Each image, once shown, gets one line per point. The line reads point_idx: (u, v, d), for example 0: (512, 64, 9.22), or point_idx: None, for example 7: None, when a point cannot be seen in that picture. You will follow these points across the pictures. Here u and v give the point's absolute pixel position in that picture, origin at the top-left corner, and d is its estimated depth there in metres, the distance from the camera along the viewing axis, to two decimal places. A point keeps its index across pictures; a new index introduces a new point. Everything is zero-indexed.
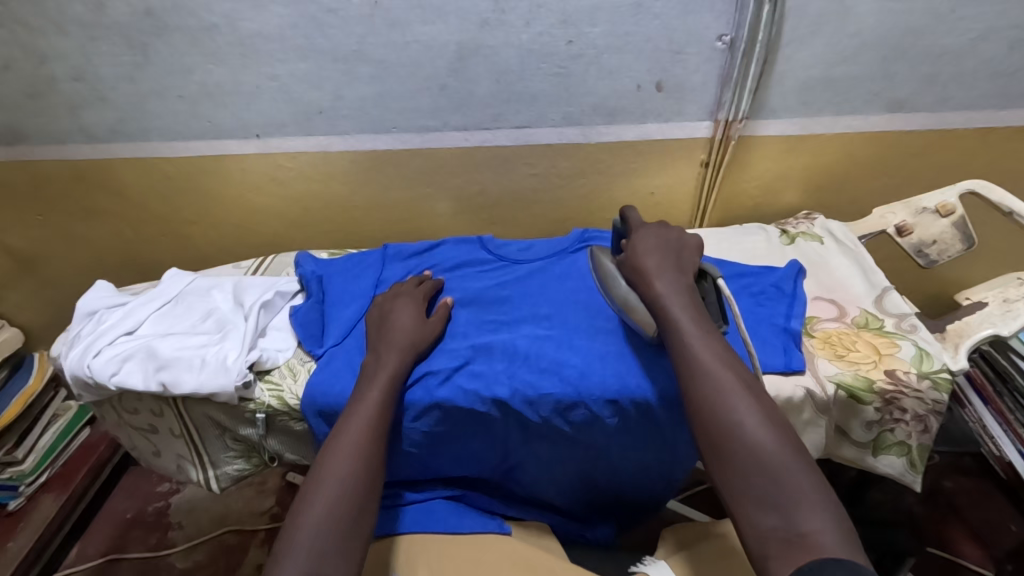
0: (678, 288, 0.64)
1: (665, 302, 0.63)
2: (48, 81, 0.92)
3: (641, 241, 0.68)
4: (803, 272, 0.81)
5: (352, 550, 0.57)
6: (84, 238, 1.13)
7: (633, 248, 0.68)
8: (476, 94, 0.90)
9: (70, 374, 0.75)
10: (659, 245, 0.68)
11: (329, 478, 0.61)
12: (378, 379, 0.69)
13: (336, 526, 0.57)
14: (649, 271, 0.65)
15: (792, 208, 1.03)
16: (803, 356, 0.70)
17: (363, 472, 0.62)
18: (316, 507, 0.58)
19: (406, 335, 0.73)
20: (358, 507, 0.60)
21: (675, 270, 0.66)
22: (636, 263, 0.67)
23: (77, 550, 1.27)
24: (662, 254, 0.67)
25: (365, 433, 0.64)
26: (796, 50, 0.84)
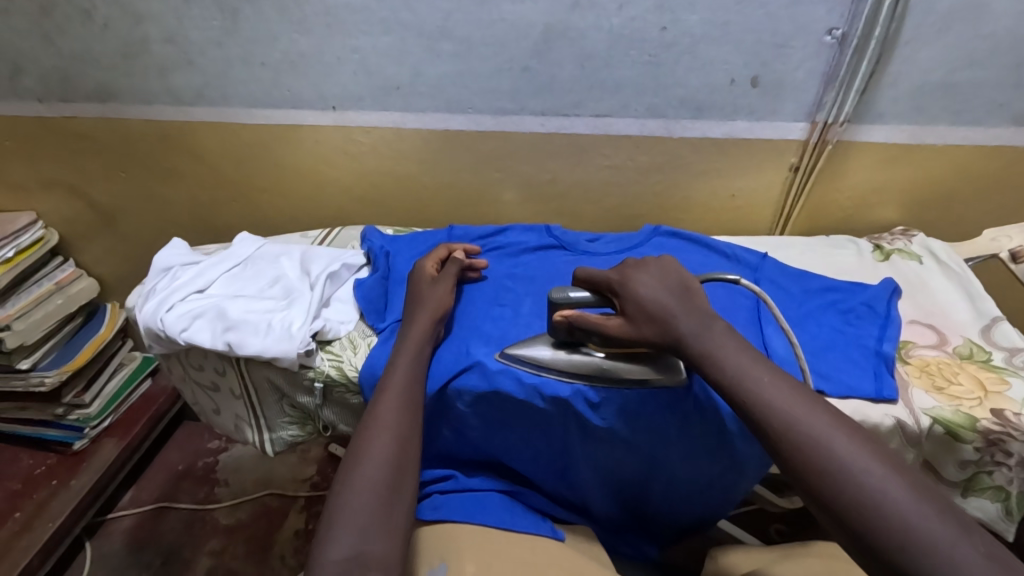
0: (717, 328, 0.58)
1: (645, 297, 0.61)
2: (142, 41, 0.94)
3: (648, 296, 0.61)
4: (898, 292, 0.75)
5: (397, 522, 0.57)
6: (162, 197, 1.17)
7: (636, 300, 0.61)
8: (559, 78, 0.87)
9: (142, 325, 0.77)
10: (661, 282, 0.62)
11: (367, 449, 0.60)
12: (406, 349, 0.69)
13: (381, 502, 0.57)
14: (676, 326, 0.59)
15: (886, 224, 0.95)
16: (896, 383, 0.65)
17: (397, 449, 0.61)
18: (360, 476, 0.58)
19: (430, 303, 0.73)
20: (394, 489, 0.58)
21: (704, 316, 0.59)
22: (654, 317, 0.60)
23: (133, 494, 1.35)
24: (668, 291, 0.61)
25: (398, 408, 0.64)
26: (915, 50, 0.77)
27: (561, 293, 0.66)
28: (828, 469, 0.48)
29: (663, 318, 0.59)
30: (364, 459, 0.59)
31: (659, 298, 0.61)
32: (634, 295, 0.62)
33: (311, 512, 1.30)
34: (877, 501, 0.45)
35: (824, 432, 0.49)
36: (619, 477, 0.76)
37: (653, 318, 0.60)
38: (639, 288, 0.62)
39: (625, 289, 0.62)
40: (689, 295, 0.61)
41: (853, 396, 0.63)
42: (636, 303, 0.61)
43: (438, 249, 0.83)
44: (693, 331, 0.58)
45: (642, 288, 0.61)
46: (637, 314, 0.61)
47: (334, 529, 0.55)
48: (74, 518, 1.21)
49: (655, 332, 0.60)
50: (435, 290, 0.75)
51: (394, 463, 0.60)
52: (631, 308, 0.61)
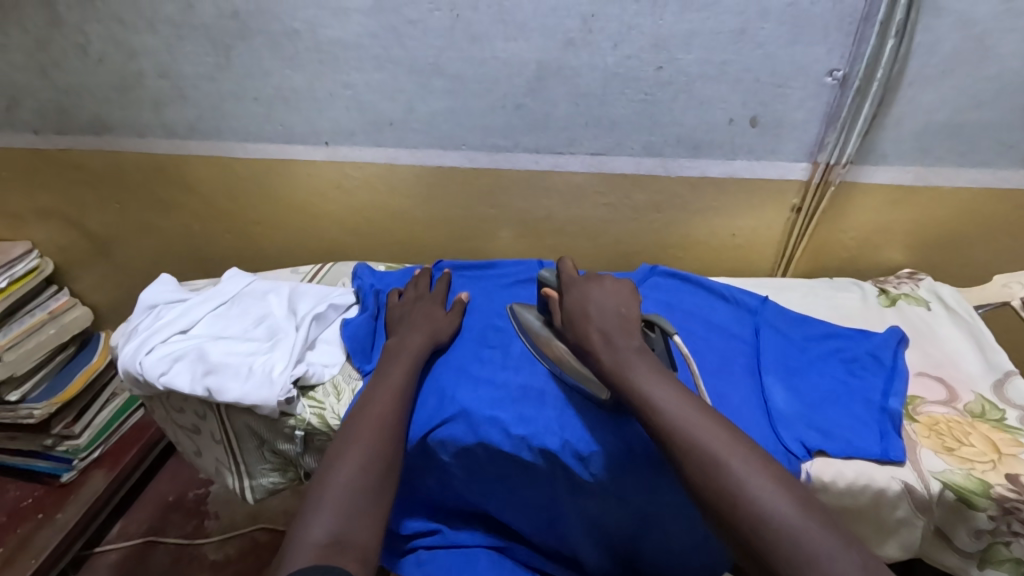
0: (641, 359, 0.62)
1: (587, 307, 0.67)
2: (136, 76, 0.94)
3: (578, 305, 0.68)
4: (905, 340, 0.72)
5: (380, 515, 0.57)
6: (156, 228, 1.16)
7: (576, 304, 0.68)
8: (553, 116, 0.86)
9: (122, 368, 0.75)
10: (599, 300, 0.68)
11: (361, 443, 0.61)
12: (400, 359, 0.70)
13: (365, 492, 0.57)
14: (591, 336, 0.65)
15: (893, 266, 0.92)
16: (903, 443, 0.61)
17: (387, 447, 0.62)
18: (349, 466, 0.59)
19: (429, 329, 0.75)
20: (380, 482, 0.59)
21: (619, 332, 0.64)
22: (579, 328, 0.66)
23: (121, 526, 1.31)
24: (606, 307, 0.67)
25: (391, 406, 0.65)
26: (918, 91, 0.75)
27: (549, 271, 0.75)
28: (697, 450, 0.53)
29: (583, 320, 0.67)
30: (352, 451, 0.60)
31: (589, 309, 0.67)
32: (577, 297, 0.69)
33: None
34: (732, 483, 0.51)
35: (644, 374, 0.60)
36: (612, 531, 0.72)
37: (579, 322, 0.67)
38: (576, 303, 0.69)
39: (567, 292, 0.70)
40: (623, 321, 0.66)
41: (859, 457, 0.60)
42: (578, 303, 0.68)
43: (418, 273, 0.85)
44: (609, 357, 0.63)
45: (581, 306, 0.68)
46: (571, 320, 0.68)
47: (316, 513, 0.55)
48: (58, 553, 1.18)
49: (576, 336, 0.66)
50: (432, 316, 0.77)
51: (383, 456, 0.61)
52: (566, 313, 0.69)
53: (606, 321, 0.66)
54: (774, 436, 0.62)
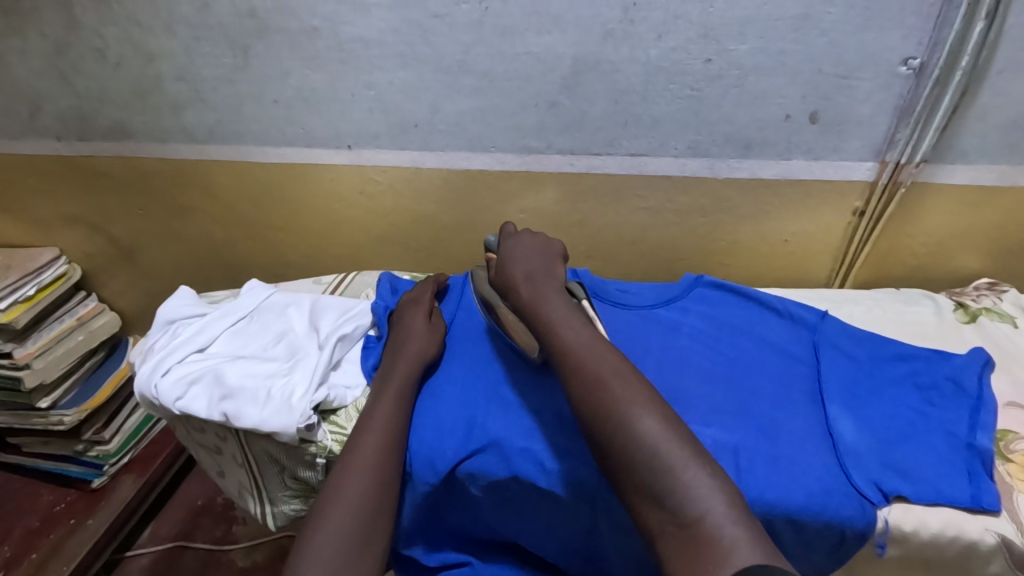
0: (552, 294, 0.66)
1: (511, 251, 0.73)
2: (154, 79, 0.91)
3: (508, 250, 0.73)
4: (991, 364, 0.64)
5: (367, 569, 0.54)
6: (178, 235, 1.14)
7: (507, 255, 0.73)
8: (590, 114, 0.79)
9: (138, 389, 0.72)
10: (526, 249, 0.73)
11: (345, 496, 0.57)
12: (392, 384, 0.66)
13: (350, 545, 0.54)
14: (517, 275, 0.69)
15: (967, 274, 0.84)
16: (997, 488, 0.55)
17: (377, 493, 0.58)
18: (333, 522, 0.55)
19: (417, 347, 0.70)
20: (367, 531, 0.56)
21: (541, 275, 0.69)
22: (507, 269, 0.71)
23: (152, 530, 1.30)
24: (528, 255, 0.72)
25: (380, 448, 0.61)
26: (1008, 80, 0.66)
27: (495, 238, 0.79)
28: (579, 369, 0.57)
29: (509, 265, 0.71)
30: (337, 504, 0.57)
31: (517, 254, 0.72)
32: (509, 249, 0.74)
33: None
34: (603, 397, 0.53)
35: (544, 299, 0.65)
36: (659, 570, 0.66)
37: (506, 267, 0.71)
38: (507, 248, 0.74)
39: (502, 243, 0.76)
40: (546, 268, 0.70)
41: (945, 504, 0.54)
42: (508, 253, 0.73)
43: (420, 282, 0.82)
44: (526, 291, 0.67)
45: (510, 251, 0.73)
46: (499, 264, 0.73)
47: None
48: (89, 560, 1.17)
49: (502, 275, 0.71)
50: (421, 332, 0.72)
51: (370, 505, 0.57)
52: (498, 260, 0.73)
53: (531, 267, 0.70)
54: (845, 478, 0.56)
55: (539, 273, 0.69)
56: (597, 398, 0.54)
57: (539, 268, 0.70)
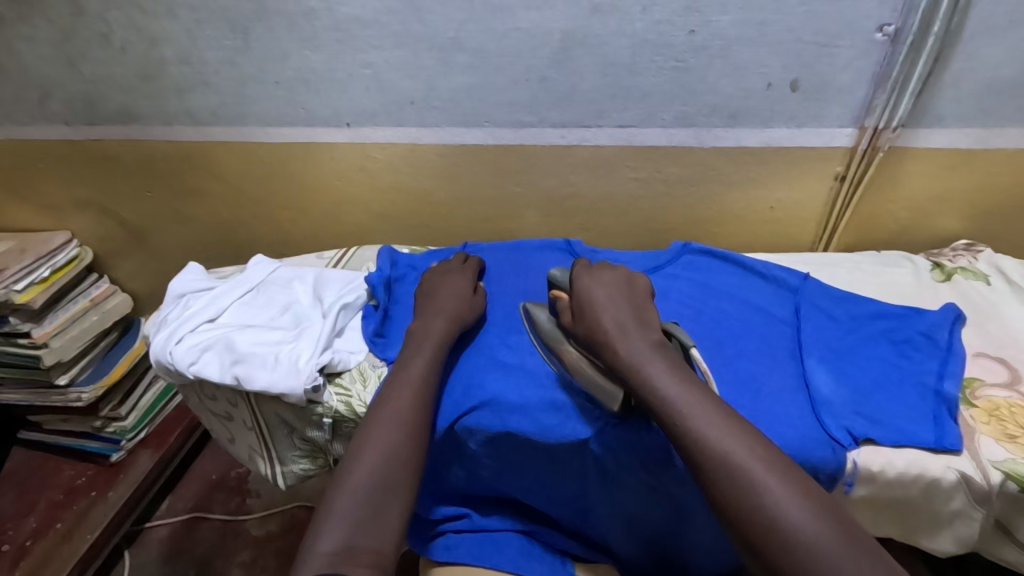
0: (652, 351, 0.61)
1: (592, 298, 0.67)
2: (159, 63, 0.93)
3: (589, 297, 0.67)
4: (962, 318, 0.68)
5: (393, 516, 0.55)
6: (186, 216, 1.17)
7: (588, 304, 0.66)
8: (580, 88, 0.81)
9: (154, 358, 0.76)
10: (606, 295, 0.67)
11: (374, 445, 0.59)
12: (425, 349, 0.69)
13: (376, 492, 0.56)
14: (607, 332, 0.63)
15: (947, 236, 0.87)
16: (960, 430, 0.59)
17: (407, 443, 0.60)
18: (361, 469, 0.58)
19: (456, 306, 0.73)
20: (396, 481, 0.58)
21: (633, 326, 0.64)
22: (591, 321, 0.65)
23: (169, 503, 1.36)
24: (613, 301, 0.67)
25: (412, 403, 0.63)
26: (980, 45, 0.68)
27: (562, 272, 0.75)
28: (712, 454, 0.52)
29: (593, 315, 0.65)
30: (368, 452, 0.59)
31: (600, 303, 0.66)
32: (588, 296, 0.67)
33: None
34: (751, 486, 0.49)
35: (651, 363, 0.59)
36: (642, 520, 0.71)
37: (590, 316, 0.65)
38: (585, 295, 0.67)
39: (575, 284, 0.70)
40: (638, 315, 0.65)
41: (909, 445, 0.58)
42: (586, 298, 0.67)
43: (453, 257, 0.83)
44: (624, 347, 0.62)
45: (591, 300, 0.66)
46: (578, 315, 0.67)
47: (328, 517, 0.54)
48: (111, 529, 1.23)
49: (587, 327, 0.65)
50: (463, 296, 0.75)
51: (400, 459, 0.59)
52: (577, 306, 0.68)
53: (620, 317, 0.65)
54: (818, 423, 0.59)
55: (634, 325, 0.64)
56: (741, 489, 0.49)
57: (630, 318, 0.65)
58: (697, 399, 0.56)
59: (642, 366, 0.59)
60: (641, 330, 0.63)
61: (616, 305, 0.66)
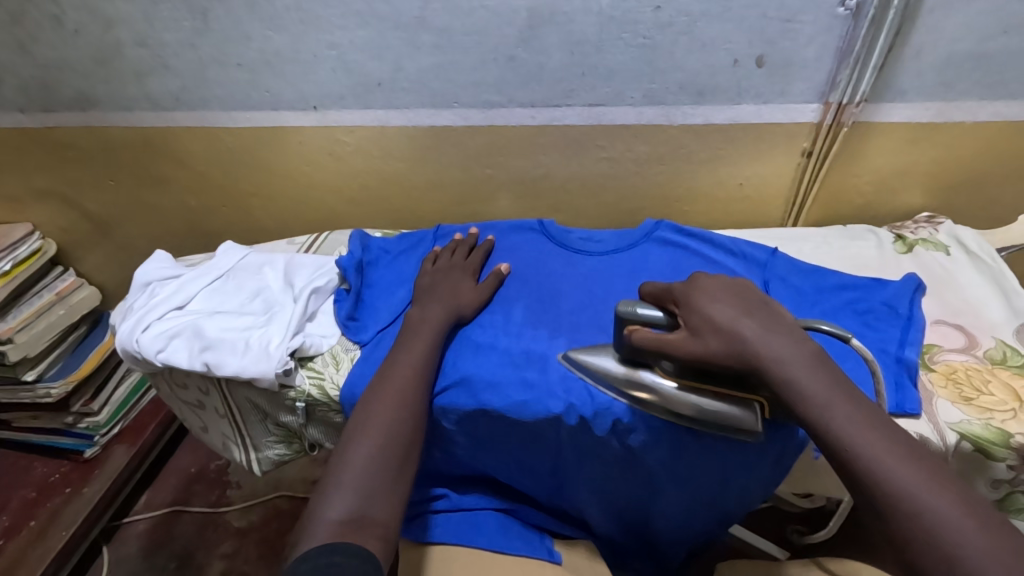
0: (790, 346, 0.52)
1: (710, 310, 0.54)
2: (115, 46, 0.90)
3: (705, 312, 0.55)
4: (922, 288, 0.70)
5: (401, 491, 0.59)
6: (151, 204, 1.15)
7: (706, 316, 0.55)
8: (548, 67, 0.81)
9: (121, 348, 0.74)
10: (713, 296, 0.56)
11: (377, 420, 0.61)
12: (422, 335, 0.68)
13: (383, 468, 0.58)
14: (751, 341, 0.52)
15: (909, 209, 0.90)
16: (920, 395, 0.60)
17: (408, 419, 0.62)
18: (364, 446, 0.59)
19: (453, 296, 0.72)
20: (402, 457, 0.60)
21: (768, 322, 0.54)
22: (725, 334, 0.53)
23: (147, 498, 1.33)
24: (727, 301, 0.56)
25: (411, 380, 0.64)
26: (937, 19, 0.70)
27: (632, 307, 0.59)
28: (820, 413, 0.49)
29: (726, 326, 0.54)
30: (371, 429, 0.60)
31: (720, 314, 0.55)
32: (696, 306, 0.56)
33: None
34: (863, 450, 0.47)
35: (761, 335, 0.53)
36: (617, 493, 0.73)
37: (717, 329, 0.54)
38: (695, 300, 0.56)
39: (678, 307, 0.57)
40: (760, 308, 0.56)
41: None
42: (698, 315, 0.55)
43: (450, 245, 0.81)
44: (769, 347, 0.52)
45: (699, 302, 0.56)
46: (699, 329, 0.54)
47: (336, 492, 0.56)
48: (86, 527, 1.20)
49: (728, 349, 0.53)
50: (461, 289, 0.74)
51: (404, 435, 0.61)
52: (692, 318, 0.55)
53: (748, 317, 0.54)
54: None
55: (754, 318, 0.54)
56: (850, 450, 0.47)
57: (745, 304, 0.55)
58: (810, 365, 0.51)
59: (756, 340, 0.53)
60: (763, 319, 0.54)
61: (730, 295, 0.56)
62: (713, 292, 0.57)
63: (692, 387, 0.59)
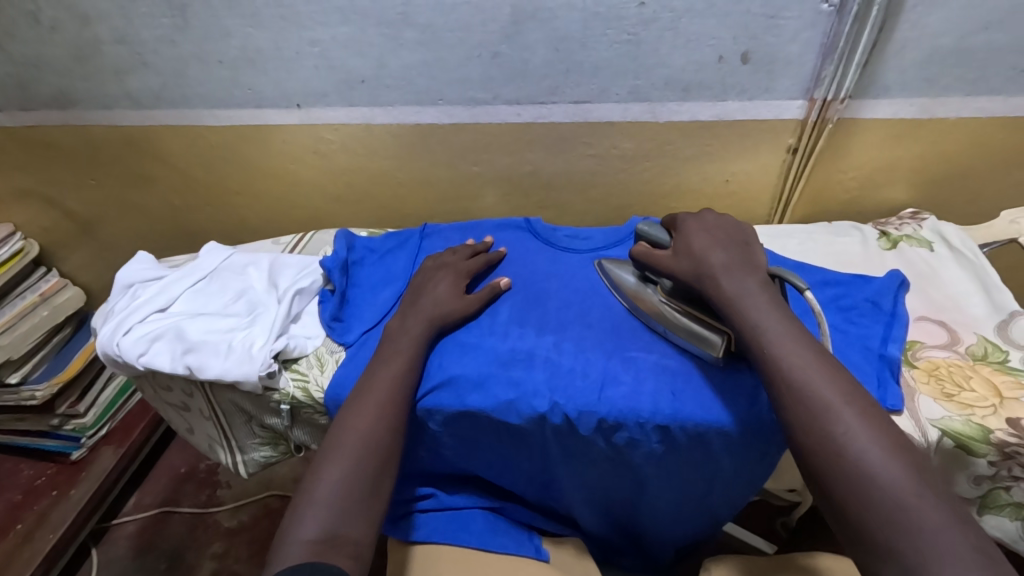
0: (757, 292, 0.58)
1: (691, 242, 0.63)
2: (93, 43, 0.89)
3: (688, 238, 0.64)
4: (905, 284, 0.70)
5: (377, 508, 0.58)
6: (135, 204, 1.13)
7: (686, 240, 0.64)
8: (532, 63, 0.80)
9: (102, 351, 0.74)
10: (704, 233, 0.64)
11: (352, 435, 0.61)
12: (399, 347, 0.67)
13: (357, 485, 0.58)
14: (714, 268, 0.60)
15: (895, 204, 0.90)
16: (902, 391, 0.61)
17: (386, 434, 0.61)
18: (338, 462, 0.59)
19: (434, 306, 0.71)
20: (379, 473, 0.60)
21: (739, 262, 0.61)
22: (694, 255, 0.62)
23: (136, 499, 1.32)
24: (718, 242, 0.63)
25: (389, 393, 0.63)
26: (921, 15, 0.70)
27: (651, 225, 0.68)
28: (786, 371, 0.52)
29: (695, 253, 0.62)
30: (346, 444, 0.60)
31: (699, 243, 0.63)
32: (687, 235, 0.64)
33: None
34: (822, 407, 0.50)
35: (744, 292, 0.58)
36: (604, 491, 0.73)
37: (690, 254, 0.62)
38: (689, 230, 0.65)
39: (679, 225, 0.67)
40: (745, 253, 0.62)
41: None
42: (684, 238, 0.64)
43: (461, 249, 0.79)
44: (728, 284, 0.59)
45: (690, 234, 0.64)
46: (679, 250, 0.63)
47: (307, 510, 0.56)
48: (74, 530, 1.19)
49: (686, 266, 0.62)
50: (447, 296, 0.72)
51: (379, 450, 0.60)
52: (678, 241, 0.64)
53: (727, 252, 0.62)
54: None
55: (738, 266, 0.60)
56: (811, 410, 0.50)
57: (737, 257, 0.61)
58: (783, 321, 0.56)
59: (737, 293, 0.58)
60: (745, 265, 0.60)
61: (723, 243, 0.63)
62: (706, 235, 0.64)
63: (681, 308, 0.66)
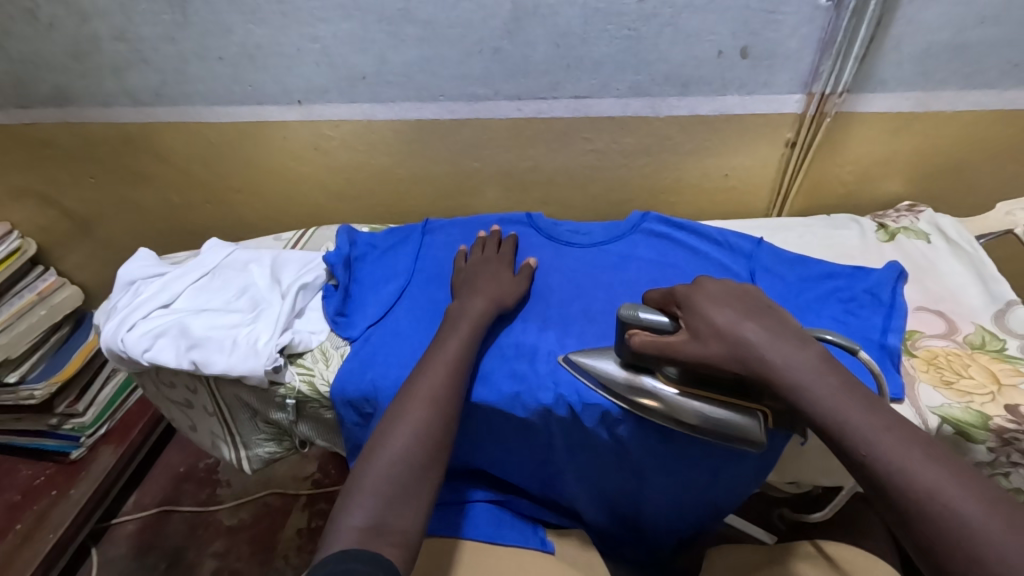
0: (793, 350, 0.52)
1: (709, 310, 0.55)
2: (92, 40, 0.89)
3: (702, 309, 0.55)
4: (905, 276, 0.71)
5: (424, 498, 0.55)
6: (133, 202, 1.13)
7: (699, 312, 0.56)
8: (533, 59, 0.81)
9: (107, 347, 0.74)
10: (712, 296, 0.57)
11: (407, 420, 0.59)
12: (463, 325, 0.67)
13: (410, 472, 0.56)
14: (751, 340, 0.52)
15: (891, 197, 0.91)
16: (902, 380, 0.62)
17: (439, 422, 0.59)
18: (392, 446, 0.57)
19: (496, 288, 0.71)
20: (428, 462, 0.57)
21: (762, 321, 0.54)
22: (718, 332, 0.54)
23: (136, 498, 1.32)
24: (730, 307, 0.55)
25: (446, 380, 0.62)
26: (917, 9, 0.70)
27: (634, 310, 0.58)
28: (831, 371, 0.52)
29: (720, 325, 0.54)
30: (401, 426, 0.58)
31: (717, 310, 0.55)
32: (695, 308, 0.56)
33: (313, 510, 1.26)
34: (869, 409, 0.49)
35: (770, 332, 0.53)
36: (607, 483, 0.73)
37: (713, 329, 0.54)
38: (696, 303, 0.56)
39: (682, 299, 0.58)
40: (762, 311, 0.55)
41: None
42: (696, 314, 0.55)
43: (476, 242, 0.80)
44: (771, 353, 0.51)
45: (699, 303, 0.56)
46: (698, 331, 0.54)
47: (358, 495, 0.54)
48: (74, 529, 1.19)
49: (719, 348, 0.53)
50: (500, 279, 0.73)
51: (434, 438, 0.58)
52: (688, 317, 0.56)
53: (750, 320, 0.54)
54: None
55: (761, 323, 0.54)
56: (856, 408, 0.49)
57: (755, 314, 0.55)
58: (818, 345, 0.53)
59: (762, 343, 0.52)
60: (769, 329, 0.53)
61: (735, 302, 0.56)
62: (716, 298, 0.56)
63: (691, 394, 0.58)
